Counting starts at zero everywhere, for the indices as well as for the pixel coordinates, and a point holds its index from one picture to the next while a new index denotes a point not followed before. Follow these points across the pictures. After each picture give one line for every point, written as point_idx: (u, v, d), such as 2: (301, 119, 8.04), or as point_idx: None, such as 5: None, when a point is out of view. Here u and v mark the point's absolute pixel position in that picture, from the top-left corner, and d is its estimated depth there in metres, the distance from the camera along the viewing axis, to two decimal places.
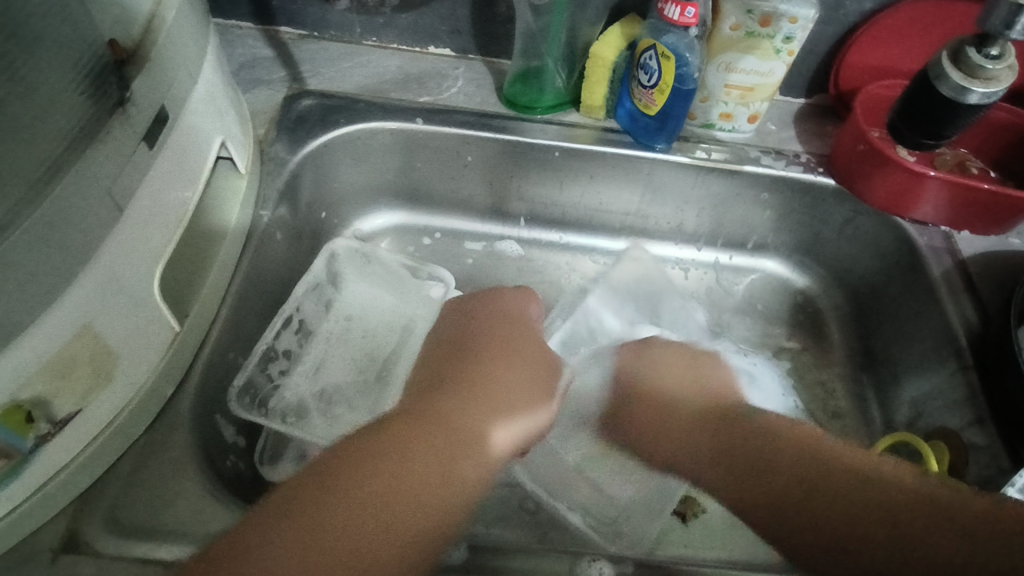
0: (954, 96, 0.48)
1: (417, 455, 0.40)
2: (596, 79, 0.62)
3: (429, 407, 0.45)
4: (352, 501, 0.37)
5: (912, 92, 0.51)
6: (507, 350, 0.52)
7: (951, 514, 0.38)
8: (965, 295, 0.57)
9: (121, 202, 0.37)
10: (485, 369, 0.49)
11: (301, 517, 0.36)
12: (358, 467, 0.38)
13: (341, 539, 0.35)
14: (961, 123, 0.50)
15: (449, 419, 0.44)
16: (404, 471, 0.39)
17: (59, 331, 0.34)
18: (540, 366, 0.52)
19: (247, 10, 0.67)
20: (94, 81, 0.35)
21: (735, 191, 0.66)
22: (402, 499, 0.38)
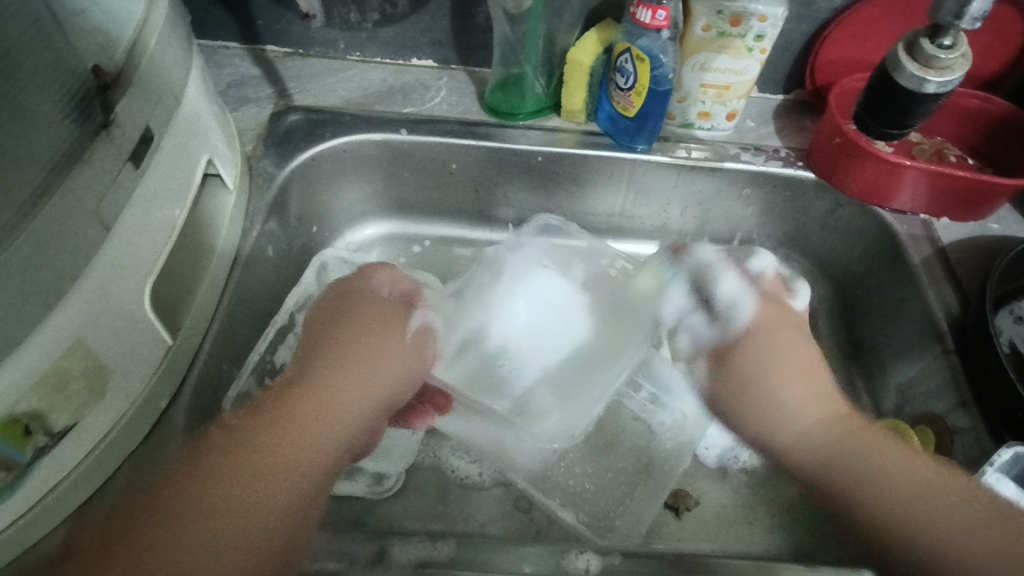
0: (912, 86, 0.49)
1: (263, 444, 0.44)
2: (574, 84, 0.64)
3: (283, 397, 0.48)
4: (215, 495, 0.41)
5: (873, 84, 0.53)
6: (351, 324, 0.54)
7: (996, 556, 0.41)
8: (945, 282, 0.57)
9: (109, 221, 0.38)
10: (333, 347, 0.52)
11: (167, 519, 0.40)
12: (203, 481, 0.42)
13: (211, 525, 0.40)
14: (921, 112, 0.51)
15: (286, 410, 0.46)
16: (256, 454, 0.43)
17: (53, 346, 0.36)
18: (372, 325, 0.54)
19: (234, 31, 0.69)
20: (79, 105, 0.36)
21: (717, 188, 0.67)
22: (249, 489, 0.42)
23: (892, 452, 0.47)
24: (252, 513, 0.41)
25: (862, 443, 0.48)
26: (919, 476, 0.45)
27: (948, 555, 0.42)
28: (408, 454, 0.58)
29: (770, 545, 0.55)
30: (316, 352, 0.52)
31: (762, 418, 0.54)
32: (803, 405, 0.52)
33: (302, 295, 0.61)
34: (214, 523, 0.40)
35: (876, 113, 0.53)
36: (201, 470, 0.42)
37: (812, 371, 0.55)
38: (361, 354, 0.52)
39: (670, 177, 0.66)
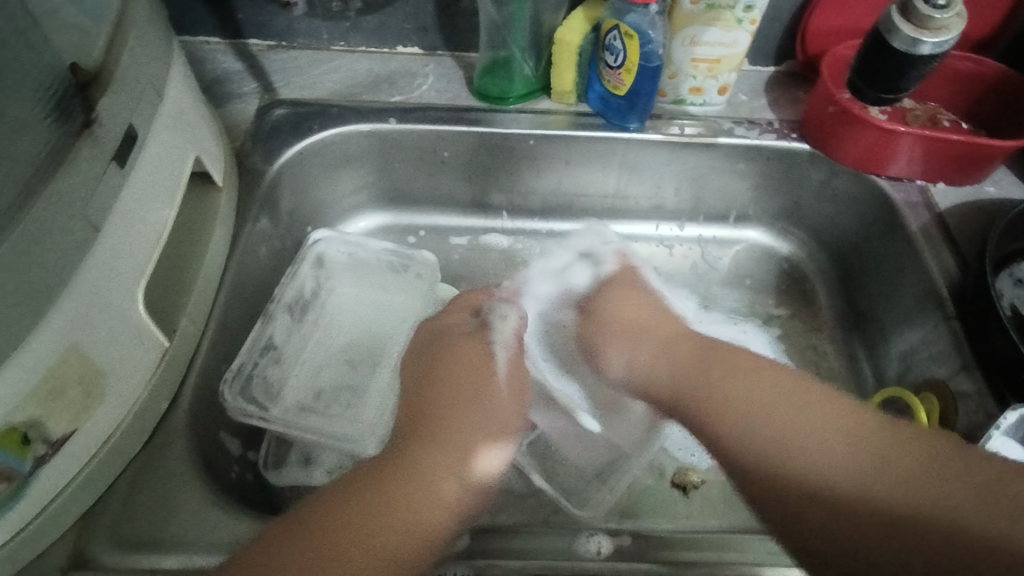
0: (907, 49, 0.50)
1: (394, 484, 0.46)
2: (563, 65, 0.63)
3: (398, 457, 0.48)
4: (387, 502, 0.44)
5: (868, 49, 0.54)
6: (460, 400, 0.53)
7: (921, 480, 0.37)
8: (945, 248, 0.57)
9: (96, 223, 0.37)
10: (453, 416, 0.51)
11: (330, 536, 0.42)
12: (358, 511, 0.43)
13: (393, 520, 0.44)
14: (916, 74, 0.52)
15: (418, 467, 0.47)
16: (371, 529, 0.43)
17: (45, 352, 0.35)
18: (473, 392, 0.53)
19: (214, 25, 0.67)
20: (59, 107, 0.36)
21: (712, 164, 0.67)
22: (375, 533, 0.43)
23: (773, 376, 0.46)
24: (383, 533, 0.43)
25: (714, 374, 0.47)
26: (774, 396, 0.44)
27: (769, 442, 0.42)
28: None
29: None
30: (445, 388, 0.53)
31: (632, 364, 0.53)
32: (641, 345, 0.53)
33: (295, 290, 0.60)
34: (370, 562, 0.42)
35: (872, 77, 0.54)
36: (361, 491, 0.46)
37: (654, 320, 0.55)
38: (480, 388, 0.54)
39: (570, 144, 0.65)
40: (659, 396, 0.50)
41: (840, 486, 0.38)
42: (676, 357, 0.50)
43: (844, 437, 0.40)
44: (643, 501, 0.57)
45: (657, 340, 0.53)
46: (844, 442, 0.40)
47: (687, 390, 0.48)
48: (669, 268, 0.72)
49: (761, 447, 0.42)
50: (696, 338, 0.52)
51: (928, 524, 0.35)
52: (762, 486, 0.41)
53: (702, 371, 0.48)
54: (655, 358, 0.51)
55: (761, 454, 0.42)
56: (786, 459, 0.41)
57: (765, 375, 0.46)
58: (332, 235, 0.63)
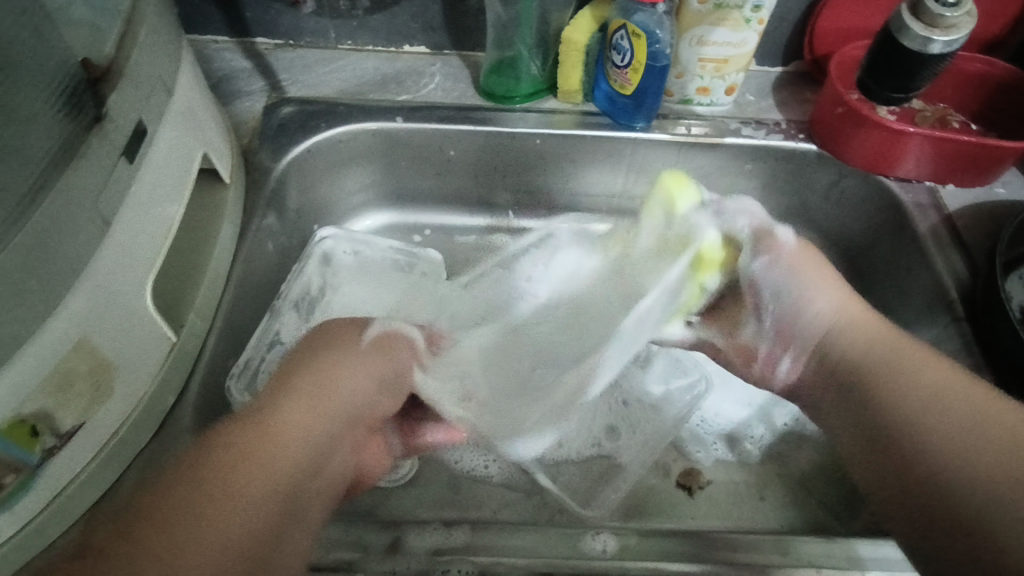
0: (918, 48, 0.50)
1: (223, 455, 0.40)
2: (570, 64, 0.63)
3: (241, 421, 0.42)
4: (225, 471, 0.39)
5: (879, 47, 0.53)
6: (312, 365, 0.47)
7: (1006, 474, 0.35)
8: (953, 250, 0.57)
9: (107, 218, 0.38)
10: (300, 378, 0.46)
11: (158, 518, 0.36)
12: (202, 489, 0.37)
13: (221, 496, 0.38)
14: (928, 73, 0.52)
15: (267, 431, 0.42)
16: (213, 502, 0.37)
17: (56, 346, 0.35)
18: (337, 353, 0.49)
19: (222, 24, 0.68)
20: (69, 100, 0.37)
21: (719, 164, 0.66)
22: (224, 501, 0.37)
23: (941, 364, 0.42)
24: (225, 508, 0.37)
25: (900, 354, 0.44)
26: (940, 374, 0.41)
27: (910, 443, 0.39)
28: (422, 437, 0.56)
29: (782, 520, 0.56)
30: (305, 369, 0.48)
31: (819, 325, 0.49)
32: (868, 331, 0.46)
33: (301, 287, 0.61)
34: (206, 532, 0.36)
35: (883, 77, 0.54)
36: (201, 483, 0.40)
37: (862, 311, 0.48)
38: (343, 358, 0.48)
39: (575, 145, 0.65)
40: (842, 372, 0.46)
41: (941, 491, 0.36)
42: (858, 337, 0.46)
43: (981, 427, 0.37)
44: (648, 504, 0.56)
45: (847, 322, 0.48)
46: (990, 443, 0.36)
47: (889, 380, 0.42)
48: None
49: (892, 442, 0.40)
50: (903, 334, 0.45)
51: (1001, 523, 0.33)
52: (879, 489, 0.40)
53: (887, 356, 0.44)
54: (847, 336, 0.47)
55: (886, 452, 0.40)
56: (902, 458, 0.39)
57: (910, 353, 0.43)
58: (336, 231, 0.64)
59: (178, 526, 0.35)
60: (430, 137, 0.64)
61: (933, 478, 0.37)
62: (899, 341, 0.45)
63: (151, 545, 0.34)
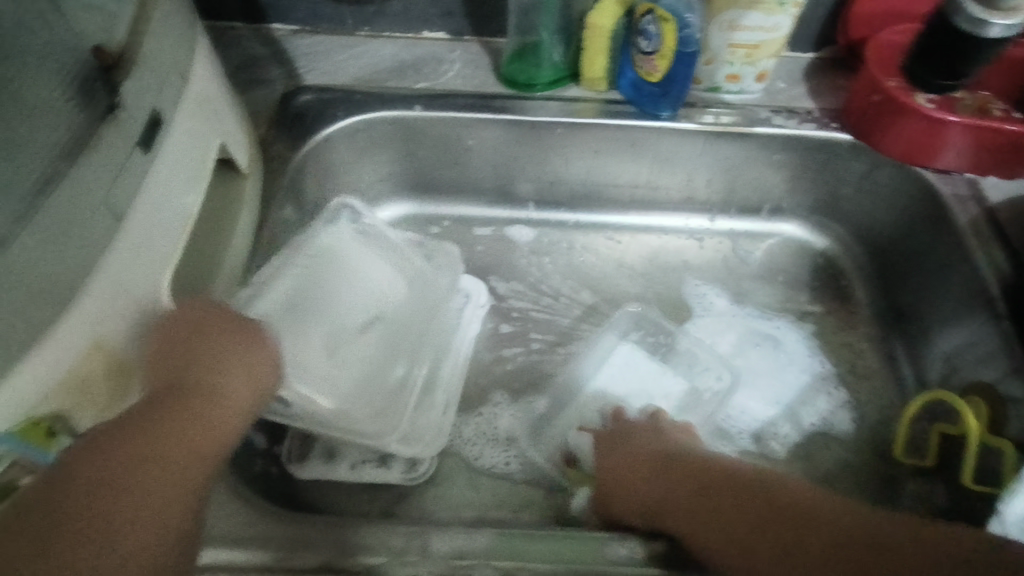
0: (975, 30, 0.48)
1: (130, 447, 0.36)
2: (595, 50, 0.61)
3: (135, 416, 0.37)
4: (129, 471, 0.35)
5: (929, 31, 0.51)
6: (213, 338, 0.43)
7: (865, 533, 0.38)
8: (994, 243, 0.54)
9: (121, 212, 0.36)
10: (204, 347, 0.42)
11: (60, 515, 0.32)
12: (77, 481, 0.33)
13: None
14: (982, 58, 0.50)
15: (143, 430, 0.37)
16: (123, 497, 0.34)
17: (72, 346, 0.34)
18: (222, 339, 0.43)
19: (237, 10, 0.66)
20: (82, 88, 0.35)
21: (747, 154, 0.64)
22: (109, 521, 0.33)
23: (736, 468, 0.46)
24: (135, 509, 0.34)
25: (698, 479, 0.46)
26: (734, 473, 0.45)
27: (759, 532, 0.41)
28: (440, 433, 0.56)
29: None
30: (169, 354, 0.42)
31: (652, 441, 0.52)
32: (641, 470, 0.49)
33: None
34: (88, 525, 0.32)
35: (932, 62, 0.52)
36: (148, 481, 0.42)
37: (639, 448, 0.52)
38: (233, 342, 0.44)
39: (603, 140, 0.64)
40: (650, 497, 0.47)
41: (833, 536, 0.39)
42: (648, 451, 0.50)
43: (759, 513, 0.42)
44: None
45: (647, 450, 0.51)
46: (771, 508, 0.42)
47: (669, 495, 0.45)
48: (700, 262, 0.70)
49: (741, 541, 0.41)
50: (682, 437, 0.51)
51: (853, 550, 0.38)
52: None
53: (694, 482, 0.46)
54: (632, 463, 0.50)
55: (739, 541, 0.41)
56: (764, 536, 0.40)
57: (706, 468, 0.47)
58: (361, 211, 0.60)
59: (84, 537, 0.32)
60: (452, 127, 0.63)
61: (787, 539, 0.40)
62: (695, 463, 0.48)
63: (24, 554, 0.31)
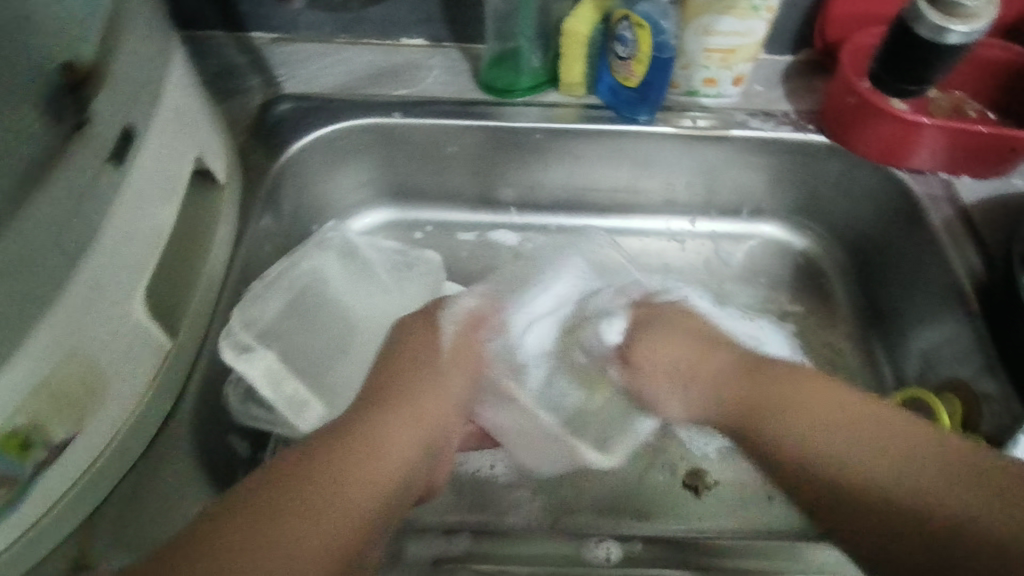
0: (932, 36, 0.49)
1: (339, 454, 0.43)
2: (572, 55, 0.61)
3: (346, 427, 0.46)
4: (334, 485, 0.42)
5: (893, 39, 0.52)
6: (406, 378, 0.51)
7: (946, 459, 0.40)
8: (968, 243, 0.55)
9: (93, 225, 0.37)
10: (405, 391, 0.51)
11: (284, 498, 0.40)
12: (307, 481, 0.42)
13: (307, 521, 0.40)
14: (942, 64, 0.51)
15: (373, 433, 0.46)
16: (337, 495, 0.42)
17: (43, 357, 0.34)
18: (420, 377, 0.52)
19: (217, 19, 0.66)
20: (48, 107, 0.35)
21: (726, 158, 0.65)
22: (308, 517, 0.40)
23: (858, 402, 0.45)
24: (300, 528, 0.39)
25: (764, 380, 0.49)
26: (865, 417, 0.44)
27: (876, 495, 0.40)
28: None
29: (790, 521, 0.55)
30: (382, 384, 0.51)
31: (675, 373, 0.54)
32: (698, 378, 0.53)
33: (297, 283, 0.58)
34: (256, 535, 0.38)
35: (898, 68, 0.53)
36: (151, 474, 0.44)
37: (694, 334, 0.55)
38: (429, 384, 0.52)
39: (585, 143, 0.64)
40: (732, 412, 0.50)
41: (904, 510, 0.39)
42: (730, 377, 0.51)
43: (916, 439, 0.41)
44: (657, 499, 0.56)
45: (679, 369, 0.54)
46: (872, 449, 0.42)
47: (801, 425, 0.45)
48: (681, 264, 0.70)
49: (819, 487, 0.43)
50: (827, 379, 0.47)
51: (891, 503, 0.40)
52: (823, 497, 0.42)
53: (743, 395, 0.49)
54: (700, 374, 0.52)
55: (851, 484, 0.41)
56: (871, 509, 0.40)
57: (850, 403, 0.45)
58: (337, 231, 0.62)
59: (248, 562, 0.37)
60: (432, 134, 0.63)
61: (850, 476, 0.42)
62: (758, 405, 0.48)
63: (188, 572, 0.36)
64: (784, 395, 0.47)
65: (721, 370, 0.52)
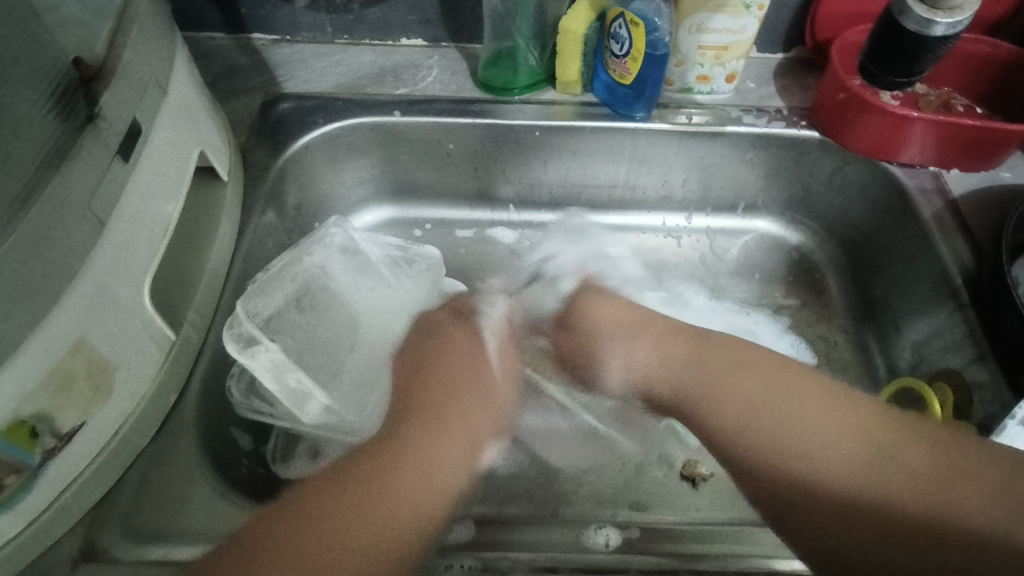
0: (920, 29, 0.50)
1: (394, 469, 0.45)
2: (568, 54, 0.62)
3: (393, 434, 0.48)
4: (381, 497, 0.43)
5: (880, 32, 0.53)
6: (453, 383, 0.53)
7: (925, 459, 0.39)
8: (958, 235, 0.56)
9: (102, 218, 0.37)
10: (457, 396, 0.52)
11: (338, 510, 0.41)
12: (370, 489, 0.43)
13: (373, 531, 0.41)
14: (928, 57, 0.52)
15: (419, 446, 0.47)
16: (386, 504, 0.43)
17: (53, 346, 0.35)
18: (463, 383, 0.53)
19: (218, 20, 0.67)
20: (61, 100, 0.36)
21: (720, 154, 0.66)
22: (368, 522, 0.41)
23: (825, 398, 0.44)
24: (368, 540, 0.41)
25: (718, 374, 0.47)
26: (832, 417, 0.43)
27: (847, 495, 0.39)
28: None
29: None
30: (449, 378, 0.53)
31: (620, 344, 0.54)
32: (637, 343, 0.53)
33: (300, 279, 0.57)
34: (329, 549, 0.40)
35: (885, 62, 0.54)
36: (157, 470, 0.45)
37: (640, 314, 0.55)
38: (475, 391, 0.53)
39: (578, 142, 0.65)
40: (679, 393, 0.49)
41: (886, 514, 0.38)
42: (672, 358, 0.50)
43: (883, 435, 0.41)
44: (655, 493, 0.56)
45: (624, 339, 0.54)
46: (846, 450, 0.41)
47: (767, 428, 0.44)
48: (678, 260, 0.71)
49: (795, 491, 0.41)
50: (785, 371, 0.46)
51: (880, 505, 0.38)
52: (795, 507, 0.41)
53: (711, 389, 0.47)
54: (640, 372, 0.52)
55: (825, 491, 0.40)
56: (853, 515, 0.39)
57: (817, 399, 0.44)
58: (339, 228, 0.60)
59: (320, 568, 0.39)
60: (432, 132, 0.64)
61: (805, 478, 0.41)
62: (724, 380, 0.47)
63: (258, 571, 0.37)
64: (749, 392, 0.46)
65: (658, 346, 0.52)
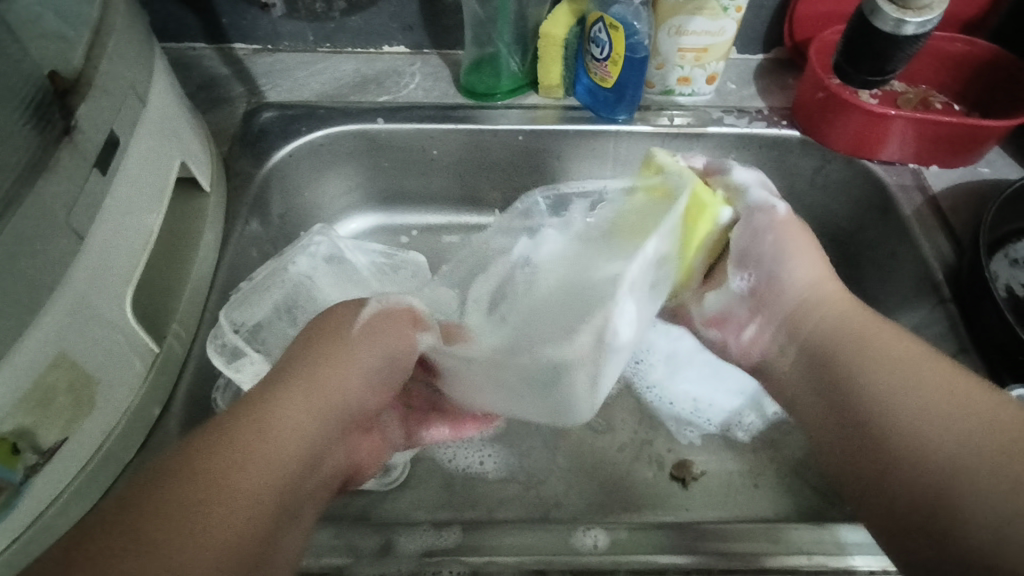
0: (892, 30, 0.51)
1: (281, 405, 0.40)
2: (549, 58, 0.63)
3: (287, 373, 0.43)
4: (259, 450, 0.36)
5: (852, 33, 0.54)
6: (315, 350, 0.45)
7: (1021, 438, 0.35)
8: (938, 231, 0.57)
9: (82, 232, 0.37)
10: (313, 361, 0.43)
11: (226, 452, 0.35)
12: (265, 435, 0.37)
13: (203, 523, 0.32)
14: (902, 56, 0.53)
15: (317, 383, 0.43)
16: (276, 446, 0.37)
17: (34, 361, 0.35)
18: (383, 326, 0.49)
19: (199, 31, 0.67)
20: (36, 113, 0.36)
21: (703, 154, 0.66)
22: (240, 479, 0.35)
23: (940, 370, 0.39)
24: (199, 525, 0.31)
25: (867, 348, 0.43)
26: (947, 388, 0.38)
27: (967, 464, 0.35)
28: None
29: (776, 509, 0.55)
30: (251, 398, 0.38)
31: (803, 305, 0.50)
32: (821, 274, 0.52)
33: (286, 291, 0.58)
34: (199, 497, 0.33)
35: (858, 62, 0.55)
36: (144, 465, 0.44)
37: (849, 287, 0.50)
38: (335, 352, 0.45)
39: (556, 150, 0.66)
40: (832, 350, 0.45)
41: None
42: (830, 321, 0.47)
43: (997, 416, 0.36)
44: (645, 494, 0.56)
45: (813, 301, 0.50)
46: (980, 427, 0.36)
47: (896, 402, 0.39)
48: None
49: (924, 464, 0.36)
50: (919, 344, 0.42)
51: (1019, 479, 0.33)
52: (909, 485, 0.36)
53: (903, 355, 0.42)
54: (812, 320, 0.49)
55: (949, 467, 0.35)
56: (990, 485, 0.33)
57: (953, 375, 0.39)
58: (322, 242, 0.60)
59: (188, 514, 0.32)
60: (416, 139, 0.64)
61: (924, 449, 0.36)
62: (877, 343, 0.43)
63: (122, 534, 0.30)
64: (896, 362, 0.41)
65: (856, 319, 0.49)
